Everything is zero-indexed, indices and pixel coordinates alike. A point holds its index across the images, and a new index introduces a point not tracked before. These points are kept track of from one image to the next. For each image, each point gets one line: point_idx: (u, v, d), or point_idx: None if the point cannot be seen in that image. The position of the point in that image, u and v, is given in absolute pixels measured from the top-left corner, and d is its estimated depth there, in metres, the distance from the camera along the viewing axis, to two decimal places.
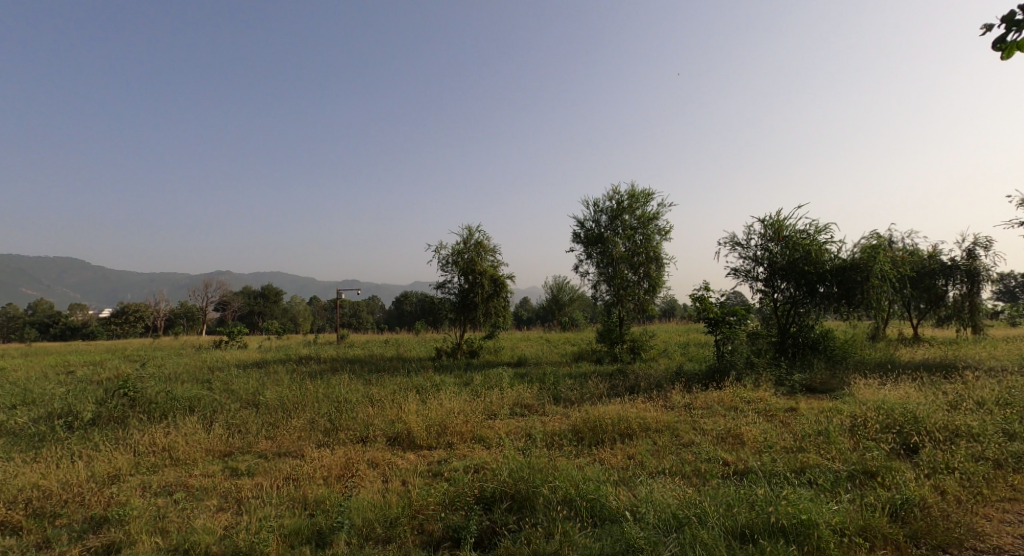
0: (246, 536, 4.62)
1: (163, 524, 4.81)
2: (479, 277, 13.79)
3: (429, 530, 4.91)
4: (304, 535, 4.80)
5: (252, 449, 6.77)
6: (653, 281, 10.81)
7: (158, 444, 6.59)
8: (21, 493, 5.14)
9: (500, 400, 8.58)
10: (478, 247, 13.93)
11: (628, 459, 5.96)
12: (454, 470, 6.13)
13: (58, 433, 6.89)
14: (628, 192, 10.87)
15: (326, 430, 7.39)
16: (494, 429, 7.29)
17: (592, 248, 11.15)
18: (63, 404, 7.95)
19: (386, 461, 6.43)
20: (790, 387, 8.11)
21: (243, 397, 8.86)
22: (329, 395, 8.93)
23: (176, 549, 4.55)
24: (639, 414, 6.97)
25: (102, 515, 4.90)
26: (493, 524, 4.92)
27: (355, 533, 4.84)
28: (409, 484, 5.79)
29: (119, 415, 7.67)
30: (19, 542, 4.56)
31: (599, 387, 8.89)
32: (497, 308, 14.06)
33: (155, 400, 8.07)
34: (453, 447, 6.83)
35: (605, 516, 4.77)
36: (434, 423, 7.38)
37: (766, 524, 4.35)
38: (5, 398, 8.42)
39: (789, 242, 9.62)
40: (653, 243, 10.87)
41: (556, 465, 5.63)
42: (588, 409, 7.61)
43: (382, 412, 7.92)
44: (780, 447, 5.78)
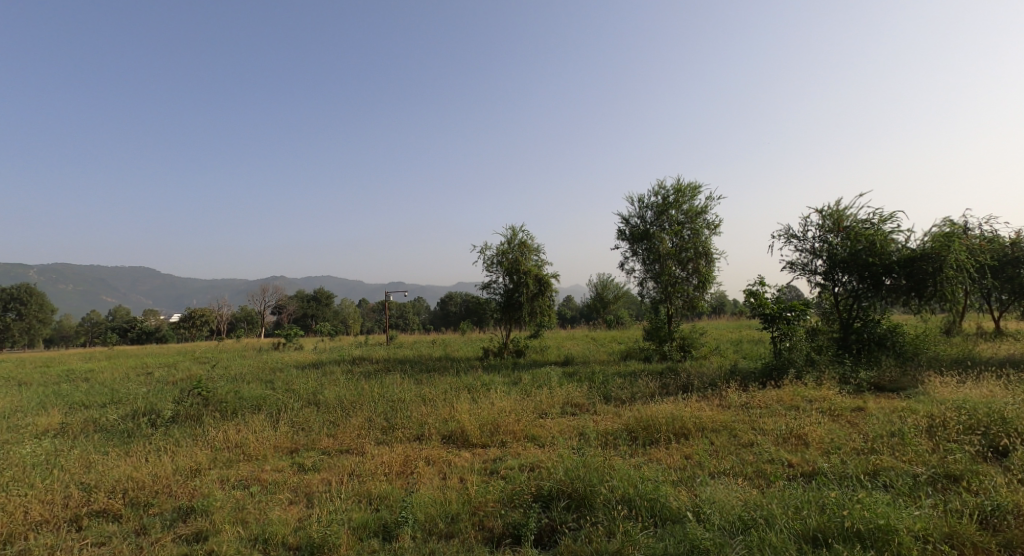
0: (319, 529, 4.84)
1: (243, 515, 5.11)
2: (524, 277, 13.86)
3: (490, 527, 5.02)
4: (371, 529, 4.99)
5: (316, 446, 7.07)
6: (702, 277, 10.57)
7: (232, 441, 6.98)
8: (118, 483, 5.56)
9: (550, 398, 8.63)
10: (523, 247, 14.01)
11: (685, 459, 5.89)
12: (510, 469, 6.22)
13: (144, 429, 7.40)
14: (674, 186, 10.68)
15: (384, 429, 7.63)
16: (547, 428, 7.35)
17: (638, 244, 11.02)
18: (146, 403, 8.53)
19: (443, 459, 6.58)
20: (856, 385, 7.81)
21: (304, 397, 9.26)
22: (384, 395, 9.20)
23: (257, 538, 4.82)
24: (694, 413, 6.87)
25: (189, 506, 5.24)
26: (552, 522, 4.98)
27: (419, 528, 4.98)
28: (467, 481, 5.92)
29: (195, 413, 8.16)
30: (120, 528, 4.93)
31: (651, 386, 8.78)
32: (543, 307, 14.08)
33: (226, 401, 8.55)
34: (508, 446, 6.94)
35: (667, 516, 4.75)
36: (487, 422, 7.50)
37: (840, 528, 4.22)
38: (95, 397, 9.10)
39: (850, 233, 9.22)
40: (702, 238, 10.62)
41: (613, 464, 5.63)
42: (640, 408, 7.54)
43: (436, 411, 8.11)
44: (850, 448, 5.57)
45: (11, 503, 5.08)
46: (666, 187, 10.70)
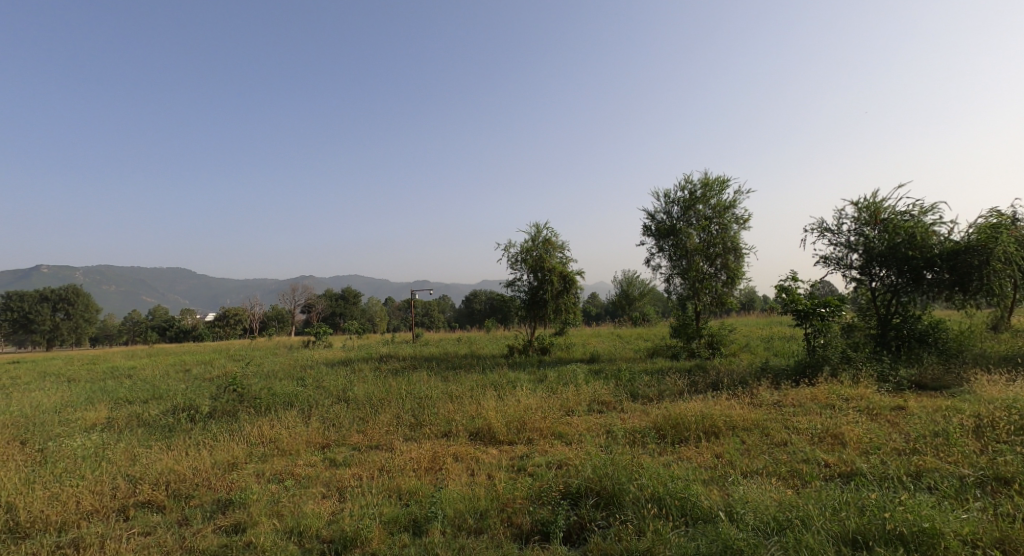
0: (351, 523, 4.94)
1: (278, 508, 5.25)
2: (548, 274, 13.85)
3: (518, 523, 5.05)
4: (401, 523, 5.07)
5: (347, 442, 7.20)
6: (731, 272, 10.39)
7: (266, 436, 7.17)
8: (162, 475, 5.77)
9: (577, 396, 8.62)
10: (547, 244, 14.00)
11: (716, 458, 5.82)
12: (538, 466, 6.25)
13: (184, 424, 7.65)
14: (702, 180, 10.53)
15: (412, 425, 7.73)
16: (573, 426, 7.35)
17: (664, 240, 10.90)
18: (185, 399, 8.83)
19: (471, 456, 6.64)
20: (896, 383, 7.61)
21: (335, 393, 9.44)
22: (411, 392, 9.32)
23: (292, 530, 4.94)
24: (724, 411, 6.78)
25: (228, 498, 5.40)
26: (581, 519, 4.98)
27: (449, 523, 5.05)
28: (494, 478, 5.96)
29: (231, 408, 8.40)
30: (164, 519, 5.12)
31: (678, 384, 8.70)
32: (567, 305, 14.06)
33: (260, 397, 8.78)
34: (534, 443, 6.96)
35: (698, 516, 4.71)
36: (514, 419, 7.54)
37: (881, 531, 4.12)
38: (137, 393, 9.45)
39: (888, 226, 8.97)
40: (731, 233, 10.44)
41: (641, 462, 5.60)
42: (669, 406, 7.47)
43: (463, 408, 8.19)
44: (891, 449, 5.44)
45: (64, 492, 5.32)
46: (693, 181, 10.56)
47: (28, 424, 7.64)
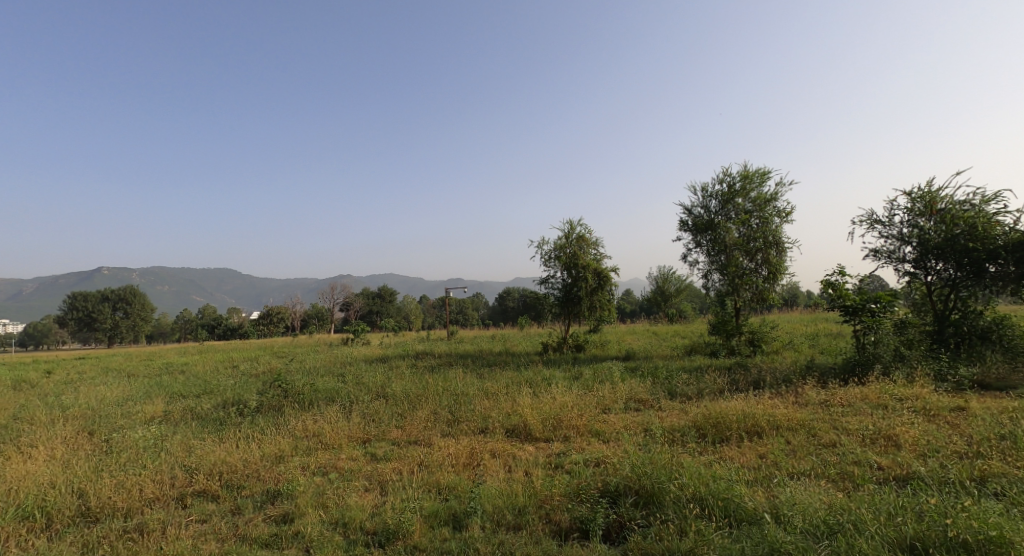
0: (394, 516, 5.06)
1: (324, 500, 5.41)
2: (582, 271, 13.78)
3: (556, 520, 5.07)
4: (442, 518, 5.16)
5: (387, 437, 7.36)
6: (772, 267, 10.12)
7: (310, 430, 7.39)
8: (215, 466, 6.03)
9: (613, 394, 8.58)
10: (581, 241, 13.94)
11: (759, 458, 5.71)
12: (575, 463, 6.25)
13: (233, 418, 7.96)
14: (741, 172, 10.29)
15: (449, 422, 7.84)
16: (611, 424, 7.32)
17: (702, 235, 10.71)
18: (234, 394, 9.18)
19: (508, 452, 6.69)
20: (956, 383, 7.29)
21: (374, 390, 9.65)
22: (448, 389, 9.43)
23: (337, 522, 5.09)
24: (768, 410, 6.63)
25: (276, 490, 5.61)
26: (620, 518, 4.97)
27: (488, 518, 5.11)
28: (532, 475, 6.00)
29: (276, 403, 8.69)
30: (218, 507, 5.35)
31: (718, 382, 8.53)
32: (602, 302, 13.97)
33: (303, 392, 9.05)
34: (571, 440, 6.96)
35: (742, 517, 4.64)
36: (550, 416, 7.56)
37: (941, 537, 3.98)
38: (190, 388, 9.88)
39: (945, 217, 8.60)
40: (772, 227, 10.16)
41: (681, 462, 5.53)
42: (708, 405, 7.35)
43: (499, 405, 8.25)
44: (951, 452, 5.23)
45: (128, 480, 5.62)
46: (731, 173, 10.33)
47: (93, 416, 8.10)
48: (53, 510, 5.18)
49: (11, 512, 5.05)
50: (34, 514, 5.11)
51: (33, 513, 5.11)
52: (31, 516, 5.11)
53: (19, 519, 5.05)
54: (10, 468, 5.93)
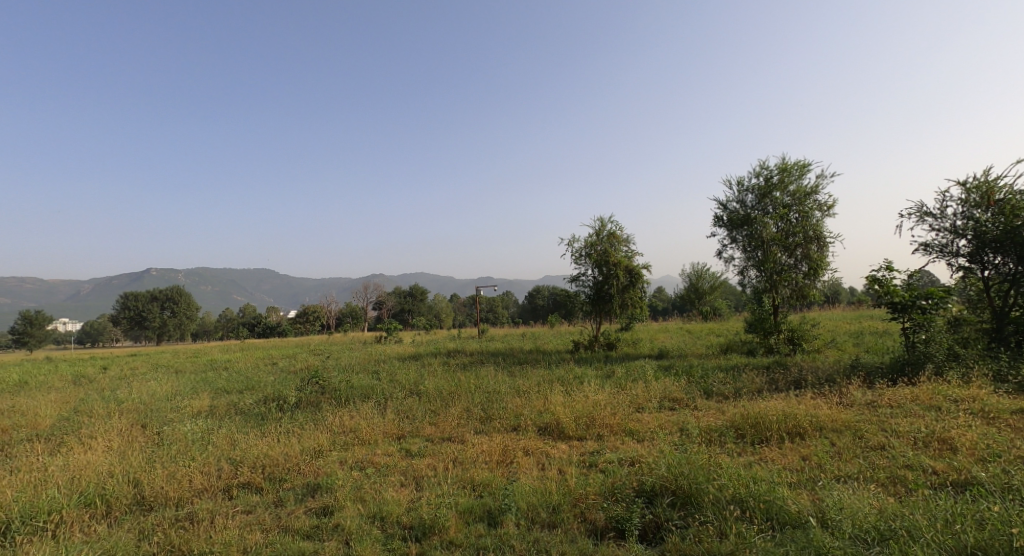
0: (429, 511, 5.13)
1: (362, 494, 5.52)
2: (613, 269, 13.65)
3: (592, 519, 5.04)
4: (477, 514, 5.19)
5: (421, 433, 7.44)
6: (813, 263, 9.82)
7: (347, 426, 7.54)
8: (258, 460, 6.20)
9: (647, 392, 8.48)
10: (612, 238, 13.82)
11: (802, 460, 5.56)
12: (610, 462, 6.21)
13: (274, 413, 8.19)
14: (779, 165, 10.01)
15: (482, 419, 7.88)
16: (645, 423, 7.24)
17: (738, 230, 10.46)
18: (274, 390, 9.44)
19: (541, 450, 6.69)
20: (1016, 383, 6.95)
21: (407, 387, 9.77)
22: (481, 386, 9.48)
23: (375, 516, 5.18)
24: (810, 411, 6.44)
25: (316, 483, 5.74)
26: (657, 518, 4.91)
27: (523, 516, 5.12)
28: (565, 473, 5.98)
29: (314, 399, 8.90)
30: (262, 499, 5.51)
31: (756, 382, 8.33)
32: (634, 299, 13.83)
33: (340, 389, 9.25)
34: (605, 439, 6.92)
35: (785, 520, 4.53)
36: (583, 414, 7.52)
37: (1003, 548, 3.81)
38: (233, 384, 10.21)
39: (1004, 208, 8.18)
40: (812, 221, 9.84)
41: (719, 462, 5.43)
42: (746, 404, 7.19)
43: (531, 403, 8.25)
44: (1013, 457, 4.99)
45: (178, 471, 5.84)
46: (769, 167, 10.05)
47: (144, 410, 8.43)
48: (112, 498, 5.41)
49: (75, 499, 5.31)
50: (95, 501, 5.35)
51: (94, 500, 5.35)
52: (92, 503, 5.35)
53: (81, 506, 5.29)
54: (70, 458, 6.22)
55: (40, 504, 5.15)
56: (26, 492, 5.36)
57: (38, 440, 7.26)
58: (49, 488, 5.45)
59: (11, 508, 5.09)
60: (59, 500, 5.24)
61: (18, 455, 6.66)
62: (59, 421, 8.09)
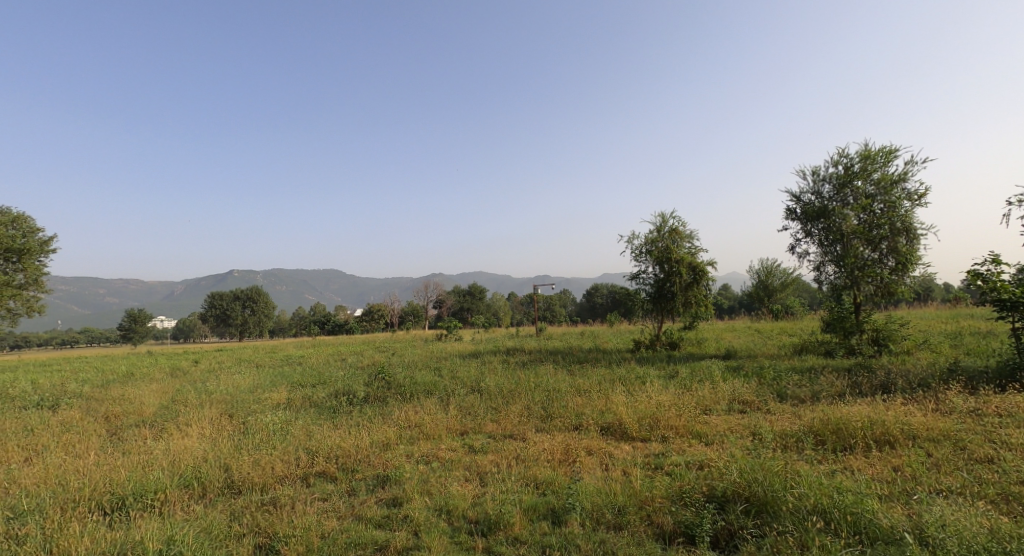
0: (495, 507, 5.15)
1: (428, 487, 5.62)
2: (676, 266, 13.26)
3: (659, 523, 4.90)
4: (541, 512, 5.15)
5: (483, 430, 7.50)
6: (901, 257, 9.12)
7: (412, 421, 7.70)
8: (332, 450, 6.45)
9: (714, 394, 8.17)
10: (673, 235, 13.43)
11: (893, 471, 5.18)
12: (676, 465, 6.02)
13: (345, 407, 8.49)
14: (861, 153, 9.39)
15: (543, 417, 7.85)
16: (713, 425, 6.97)
17: (814, 223, 9.91)
18: (343, 385, 9.81)
19: (605, 450, 6.57)
20: None
21: (468, 384, 9.87)
22: (541, 385, 9.44)
23: (441, 509, 5.26)
24: (899, 417, 5.98)
25: (386, 475, 5.90)
26: (729, 526, 4.71)
27: (587, 516, 5.05)
28: (630, 474, 5.85)
29: (381, 394, 9.17)
30: (337, 488, 5.71)
31: (837, 384, 7.84)
32: (697, 298, 13.37)
33: (405, 386, 9.49)
34: (670, 441, 6.72)
35: (876, 536, 4.24)
36: (646, 415, 7.33)
37: None
38: (307, 378, 10.70)
39: None
40: (900, 211, 9.15)
41: (797, 470, 5.14)
42: (826, 409, 6.77)
43: (592, 402, 8.14)
44: None
45: (262, 459, 6.16)
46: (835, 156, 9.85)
47: (230, 401, 8.97)
48: (207, 481, 5.78)
49: (175, 480, 5.70)
50: (192, 483, 5.74)
51: (191, 482, 5.74)
52: (190, 484, 5.74)
53: (181, 487, 5.69)
54: (171, 442, 6.70)
55: (147, 483, 5.58)
56: (136, 472, 5.82)
57: (143, 425, 7.89)
58: (155, 469, 5.90)
59: (124, 486, 5.54)
60: (163, 480, 5.66)
61: (128, 438, 7.26)
62: (160, 409, 8.76)
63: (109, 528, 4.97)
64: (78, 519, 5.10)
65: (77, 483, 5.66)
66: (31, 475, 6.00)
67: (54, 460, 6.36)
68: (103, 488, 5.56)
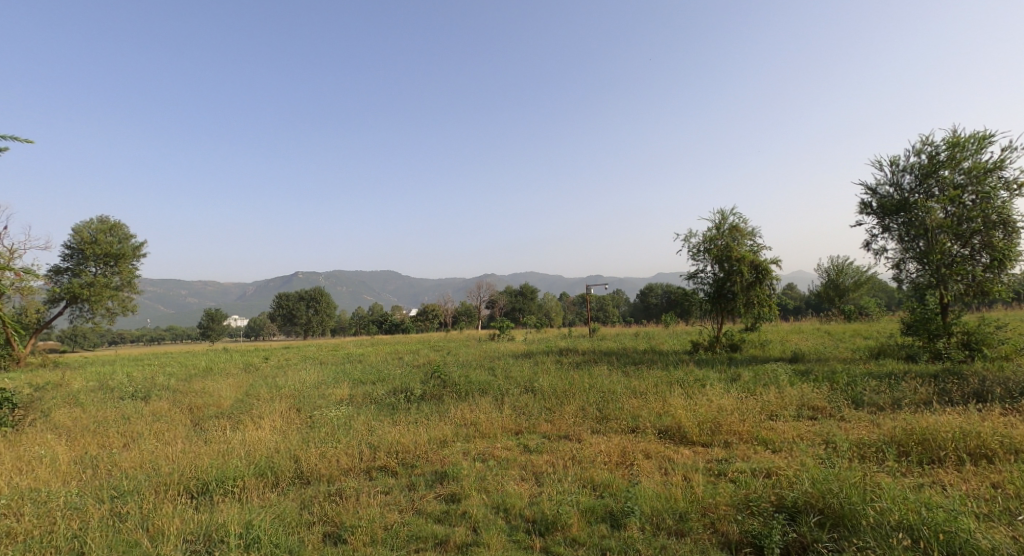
0: (552, 507, 5.06)
1: (485, 485, 5.59)
2: (736, 264, 12.73)
3: (724, 532, 4.67)
4: (599, 514, 5.01)
5: (538, 430, 7.41)
6: (996, 253, 8.39)
7: (468, 419, 7.71)
8: (391, 445, 6.54)
9: (780, 399, 7.75)
10: (733, 232, 12.89)
11: (990, 488, 4.72)
12: (741, 472, 5.73)
13: (404, 404, 8.62)
14: (948, 140, 8.68)
15: (598, 419, 7.68)
16: (780, 432, 6.60)
17: (892, 218, 9.26)
18: (402, 382, 9.98)
19: (664, 454, 6.35)
20: None
21: (522, 384, 9.82)
22: (595, 386, 9.27)
23: (499, 507, 5.21)
24: (997, 429, 5.46)
25: (443, 471, 5.92)
26: (802, 538, 4.42)
27: (647, 521, 4.86)
28: (691, 479, 5.60)
29: (438, 392, 9.26)
30: (398, 482, 5.78)
31: (921, 392, 7.27)
32: (760, 298, 12.77)
33: (460, 384, 9.55)
34: (733, 447, 6.41)
35: None
36: (706, 419, 7.03)
37: None
38: (367, 375, 10.97)
39: None
40: (995, 203, 8.40)
41: (878, 482, 4.78)
42: (907, 418, 6.28)
43: (649, 405, 7.90)
44: None
45: (328, 451, 6.32)
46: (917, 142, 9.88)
47: (297, 396, 9.30)
48: (279, 470, 5.98)
49: (252, 469, 5.93)
50: (267, 472, 5.94)
51: (265, 471, 5.95)
52: (264, 473, 5.95)
53: (257, 475, 5.91)
54: (247, 433, 7.00)
55: (228, 471, 5.83)
56: (217, 460, 6.10)
57: (222, 416, 8.30)
58: (233, 457, 6.17)
59: (208, 472, 5.82)
60: (240, 468, 5.89)
61: (208, 428, 7.65)
62: (237, 402, 9.19)
63: (196, 510, 5.21)
64: (170, 500, 5.38)
65: (168, 467, 5.99)
66: (129, 458, 6.40)
67: (147, 446, 6.77)
68: (190, 473, 5.85)
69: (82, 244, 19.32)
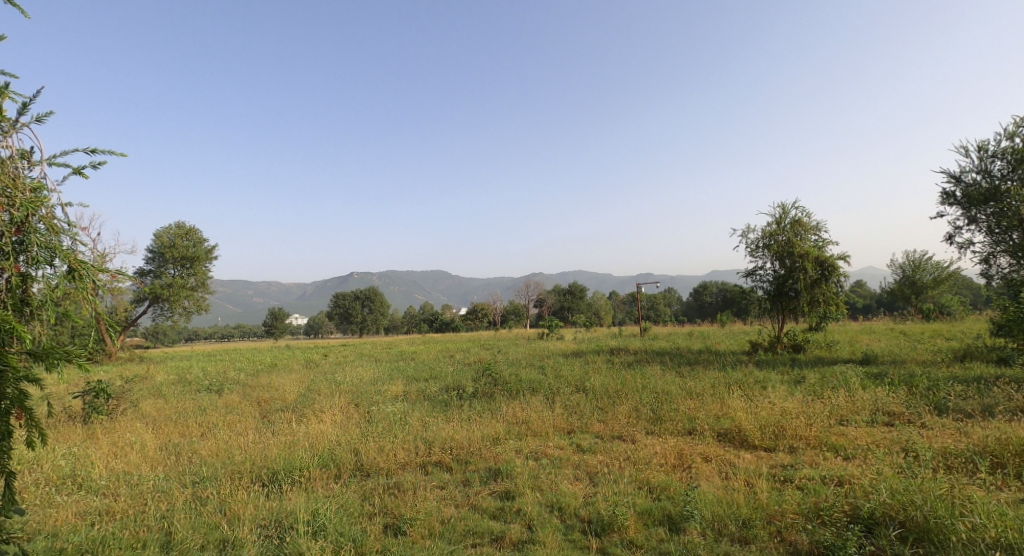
0: (608, 508, 4.90)
1: (539, 483, 5.49)
2: (799, 260, 12.07)
3: (792, 541, 4.37)
4: (656, 517, 4.80)
5: (590, 429, 7.23)
6: None
7: (520, 417, 7.63)
8: (445, 441, 6.54)
9: (851, 402, 7.27)
10: (795, 227, 12.26)
11: None
12: (810, 479, 5.38)
13: (456, 401, 8.64)
14: None
15: (653, 419, 7.43)
16: (851, 438, 6.17)
17: (980, 208, 8.55)
18: (454, 380, 10.01)
19: (724, 458, 6.05)
20: None
21: (573, 383, 9.66)
22: (648, 386, 9.00)
23: (553, 505, 5.09)
24: None
25: (497, 469, 5.86)
26: (881, 552, 4.07)
27: (708, 526, 4.62)
28: (754, 485, 5.30)
29: (489, 390, 9.23)
30: (452, 477, 5.76)
31: (1015, 398, 6.64)
32: (825, 296, 12.06)
33: (511, 383, 9.50)
34: (799, 452, 6.04)
35: None
36: (770, 423, 6.66)
37: None
38: (421, 372, 11.10)
39: None
40: None
41: (969, 495, 4.36)
42: (999, 427, 5.73)
43: (706, 406, 7.57)
44: None
45: (386, 446, 6.38)
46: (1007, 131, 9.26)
47: (355, 391, 9.51)
48: (341, 462, 6.09)
49: (315, 460, 6.06)
50: (329, 463, 6.06)
51: (328, 462, 6.07)
52: (327, 464, 6.06)
53: (320, 466, 6.03)
54: (310, 426, 7.18)
55: (294, 461, 5.98)
56: (284, 450, 6.28)
57: (286, 410, 8.57)
58: (299, 449, 6.33)
59: (276, 462, 5.99)
60: (305, 459, 6.04)
61: (275, 420, 7.92)
62: (300, 396, 9.49)
63: (267, 498, 5.36)
64: (243, 487, 5.56)
65: (240, 457, 6.21)
66: (206, 447, 6.70)
67: (221, 436, 7.06)
68: (260, 463, 6.04)
69: (162, 248, 20.64)
